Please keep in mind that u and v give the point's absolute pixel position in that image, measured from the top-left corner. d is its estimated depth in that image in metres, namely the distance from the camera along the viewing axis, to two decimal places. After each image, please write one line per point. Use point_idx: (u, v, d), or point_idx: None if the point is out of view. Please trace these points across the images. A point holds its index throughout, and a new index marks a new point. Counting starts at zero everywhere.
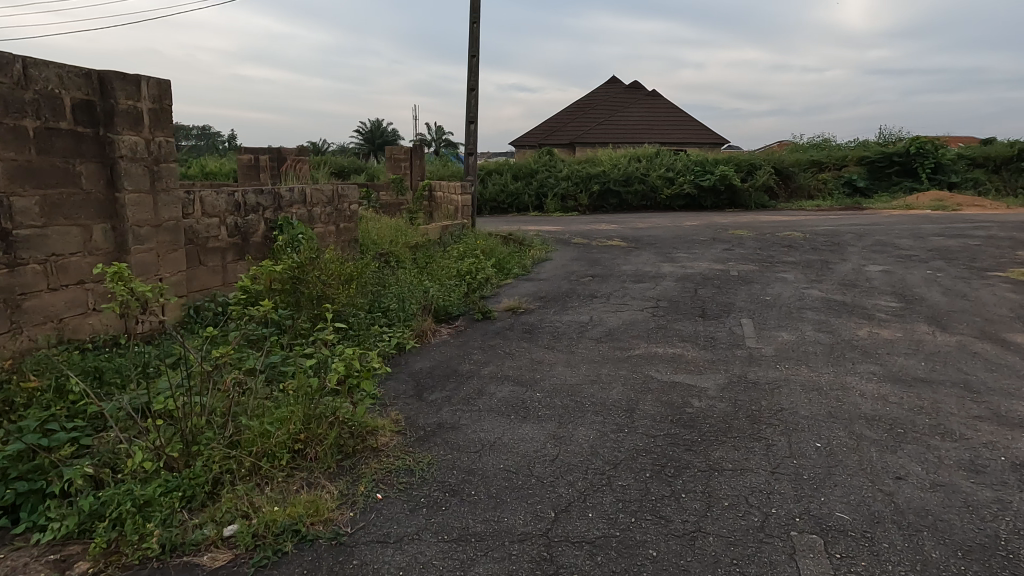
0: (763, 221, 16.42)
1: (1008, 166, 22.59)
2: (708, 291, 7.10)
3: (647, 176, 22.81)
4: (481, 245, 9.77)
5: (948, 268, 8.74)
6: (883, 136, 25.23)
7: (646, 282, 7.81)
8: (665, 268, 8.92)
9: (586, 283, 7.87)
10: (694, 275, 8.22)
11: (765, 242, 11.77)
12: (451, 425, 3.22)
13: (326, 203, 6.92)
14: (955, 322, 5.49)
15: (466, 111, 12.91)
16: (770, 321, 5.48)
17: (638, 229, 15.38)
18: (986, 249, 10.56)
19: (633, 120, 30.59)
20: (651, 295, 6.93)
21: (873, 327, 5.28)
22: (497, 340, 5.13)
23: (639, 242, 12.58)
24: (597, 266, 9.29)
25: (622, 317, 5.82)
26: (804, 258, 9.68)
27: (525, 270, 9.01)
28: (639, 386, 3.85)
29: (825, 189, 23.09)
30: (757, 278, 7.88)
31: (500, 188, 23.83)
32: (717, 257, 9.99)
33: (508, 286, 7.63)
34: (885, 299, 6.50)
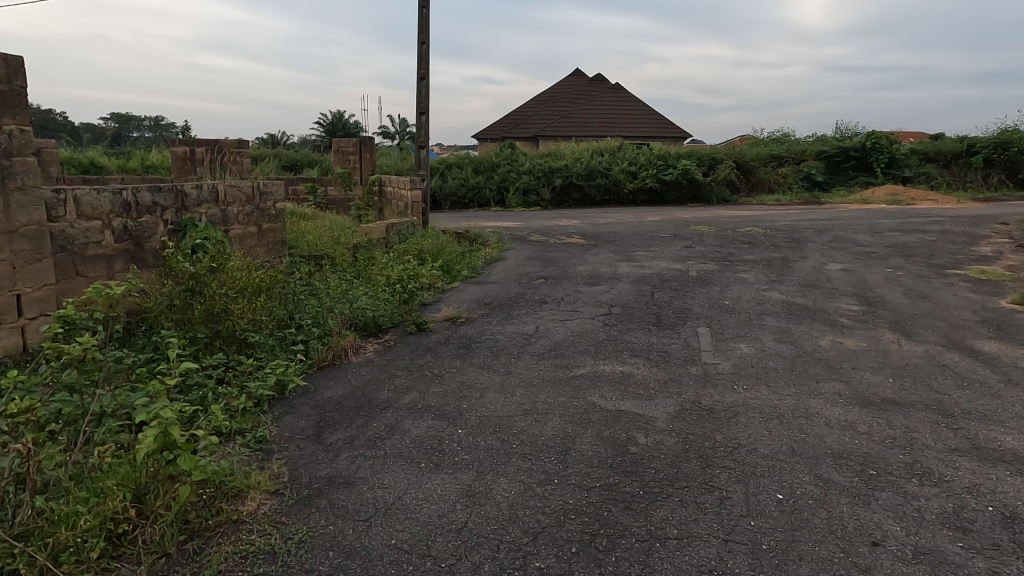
0: (724, 216, 16.24)
1: (958, 161, 23.12)
2: (664, 294, 6.67)
3: (610, 170, 22.48)
4: (429, 245, 9.12)
5: (907, 265, 8.57)
6: (840, 131, 25.53)
7: (600, 284, 7.33)
8: (622, 268, 8.49)
9: (537, 285, 7.35)
10: (652, 276, 7.80)
11: (725, 238, 11.51)
12: (344, 480, 2.64)
13: (243, 202, 6.19)
14: (920, 328, 5.18)
15: (416, 101, 12.20)
16: (728, 330, 5.06)
17: (599, 226, 14.97)
18: (942, 245, 10.50)
19: (597, 113, 30.28)
20: (604, 299, 6.46)
21: (836, 336, 4.91)
22: (427, 358, 4.54)
23: (599, 239, 12.15)
24: (552, 266, 8.79)
25: (571, 327, 5.32)
26: (764, 256, 9.39)
27: (475, 272, 8.43)
28: (579, 417, 3.33)
29: (785, 183, 23.20)
30: (716, 279, 7.51)
31: (460, 182, 23.16)
32: (676, 255, 9.62)
33: (453, 291, 7.06)
34: (847, 302, 6.18)
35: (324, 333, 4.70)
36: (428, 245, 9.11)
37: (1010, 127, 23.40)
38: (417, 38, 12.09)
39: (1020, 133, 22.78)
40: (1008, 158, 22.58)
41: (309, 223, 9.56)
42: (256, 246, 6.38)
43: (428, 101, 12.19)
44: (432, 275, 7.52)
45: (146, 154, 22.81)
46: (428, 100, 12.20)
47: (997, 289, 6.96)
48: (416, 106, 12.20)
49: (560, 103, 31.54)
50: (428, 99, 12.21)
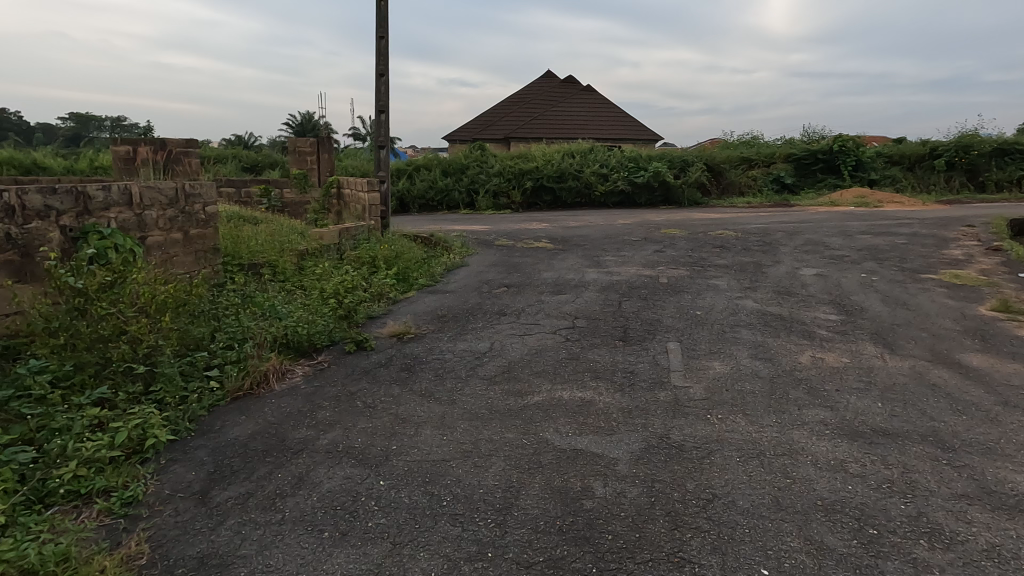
0: (695, 219, 16.00)
1: (921, 164, 23.47)
2: (633, 304, 6.22)
3: (581, 172, 22.14)
4: (384, 252, 8.51)
5: (881, 270, 8.34)
6: (808, 134, 25.72)
7: (565, 293, 6.85)
8: (589, 275, 8.02)
9: (496, 295, 6.82)
10: (620, 283, 7.35)
11: (697, 242, 11.18)
12: (219, 563, 2.09)
13: (163, 206, 5.54)
14: (902, 340, 4.82)
15: (375, 99, 11.56)
16: (700, 346, 4.61)
17: (569, 229, 14.53)
18: (914, 248, 10.35)
19: (568, 115, 29.98)
20: (568, 310, 5.98)
21: (816, 351, 4.51)
22: (361, 384, 3.97)
23: (567, 243, 11.70)
24: (516, 273, 8.28)
25: (529, 344, 4.81)
26: (736, 261, 9.05)
27: (432, 280, 7.86)
28: (528, 459, 2.83)
29: (755, 185, 23.20)
30: (688, 286, 7.11)
31: (428, 185, 22.53)
32: (646, 260, 9.22)
33: (406, 302, 6.50)
34: (824, 311, 5.83)
35: (243, 355, 4.08)
36: (384, 252, 8.49)
37: (970, 131, 23.87)
38: (376, 32, 11.47)
39: (980, 137, 23.26)
40: (969, 161, 22.99)
41: (252, 228, 8.81)
42: (180, 254, 5.72)
43: (387, 99, 11.57)
44: (383, 286, 6.94)
45: (95, 154, 21.62)
46: (387, 97, 11.58)
47: (974, 295, 6.72)
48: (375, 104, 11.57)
49: (531, 105, 31.14)
50: (387, 96, 11.59)
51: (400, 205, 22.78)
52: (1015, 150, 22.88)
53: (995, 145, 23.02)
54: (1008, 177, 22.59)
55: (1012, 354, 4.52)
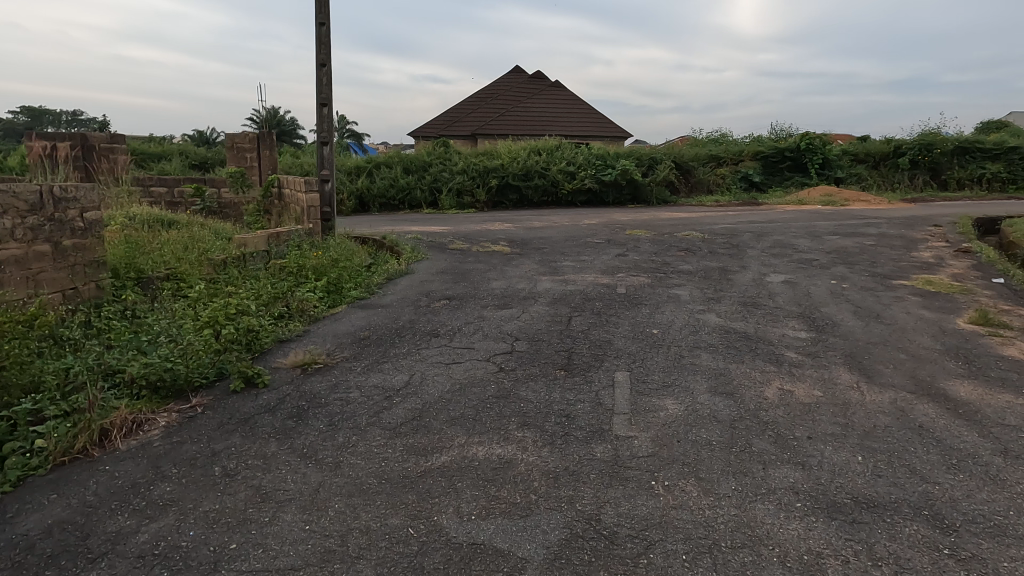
0: (662, 219, 15.49)
1: (886, 162, 23.51)
2: (585, 320, 5.55)
3: (548, 170, 21.50)
4: (316, 260, 7.65)
5: (851, 275, 7.87)
6: (775, 131, 25.59)
7: (511, 308, 6.15)
8: (542, 284, 7.34)
9: (434, 310, 6.08)
10: (574, 294, 6.70)
11: (661, 245, 10.62)
12: None
13: (22, 213, 4.65)
14: (879, 365, 4.25)
15: (316, 91, 10.65)
16: (652, 377, 3.96)
17: (531, 230, 13.84)
18: (883, 250, 9.97)
19: (536, 111, 29.32)
20: (510, 329, 5.28)
21: (784, 382, 3.90)
22: (232, 439, 3.18)
23: (526, 246, 11.01)
24: (463, 282, 7.55)
25: (454, 376, 4.08)
26: (700, 266, 8.47)
27: (369, 293, 7.06)
28: (408, 564, 2.11)
29: (723, 183, 22.90)
30: (646, 297, 6.48)
31: (389, 183, 21.59)
32: (606, 266, 8.58)
33: (328, 322, 5.71)
34: (792, 327, 5.25)
35: (85, 404, 3.26)
36: (316, 260, 7.63)
37: (933, 130, 24.03)
38: (316, 17, 10.54)
39: (943, 135, 23.40)
40: (932, 159, 23.12)
41: (165, 236, 7.81)
42: (49, 271, 4.84)
43: (329, 91, 10.69)
44: (304, 303, 6.14)
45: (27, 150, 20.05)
46: (330, 89, 10.68)
47: (950, 304, 6.25)
48: (317, 96, 10.66)
49: (498, 100, 30.35)
50: (330, 88, 10.70)
51: (360, 204, 21.78)
52: (975, 148, 23.11)
53: (957, 144, 23.20)
54: (969, 175, 22.77)
55: (1001, 381, 3.98)
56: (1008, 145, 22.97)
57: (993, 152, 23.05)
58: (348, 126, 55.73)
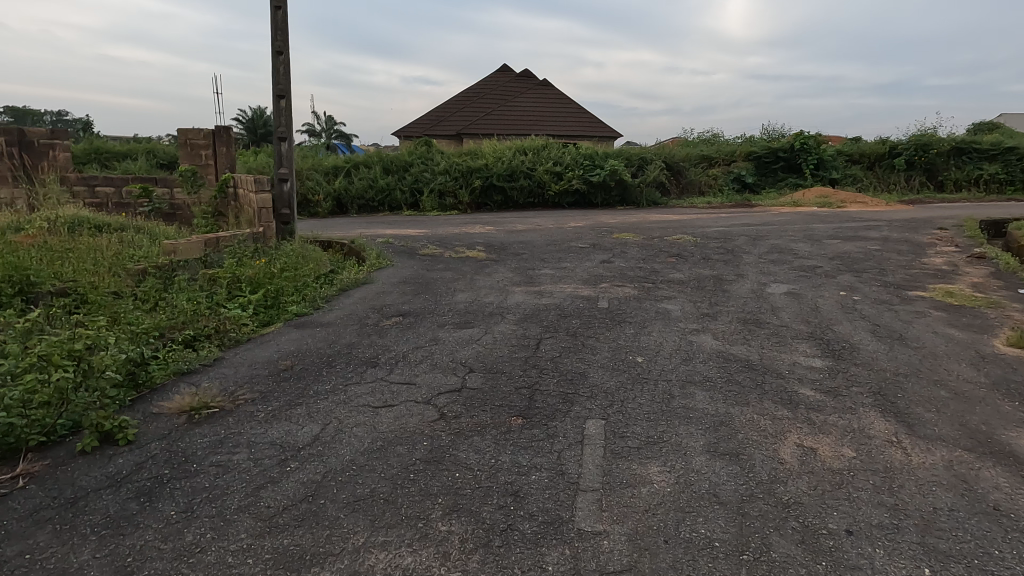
0: (652, 222, 14.69)
1: (881, 162, 22.89)
2: (558, 343, 4.66)
3: (534, 170, 20.63)
4: (257, 269, 6.70)
5: (860, 285, 7.04)
6: (767, 131, 24.86)
7: (473, 326, 5.25)
8: (513, 296, 6.46)
9: (382, 331, 5.16)
10: (549, 309, 5.80)
11: (650, 250, 9.78)
12: None
13: None
14: (918, 408, 3.40)
15: (272, 81, 9.69)
16: (633, 427, 3.07)
17: (512, 233, 12.93)
18: (889, 256, 9.18)
19: (523, 110, 28.49)
20: (466, 355, 4.37)
21: (803, 435, 3.03)
22: (36, 538, 2.25)
23: (504, 252, 10.12)
24: (424, 294, 6.65)
25: (380, 426, 3.17)
26: (692, 275, 7.61)
27: (314, 306, 6.14)
28: None
29: (716, 185, 22.14)
30: (631, 313, 5.60)
31: (368, 183, 20.65)
32: (588, 275, 7.71)
33: (251, 346, 4.77)
34: (803, 352, 4.39)
35: None
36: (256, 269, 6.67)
37: (929, 130, 23.43)
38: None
39: (939, 135, 22.80)
40: (928, 159, 22.51)
41: (84, 242, 6.82)
42: None
43: (287, 82, 9.74)
44: (227, 324, 5.21)
45: None
46: (287, 80, 9.73)
47: (979, 321, 5.43)
48: (273, 87, 9.70)
49: (484, 99, 29.44)
50: (288, 78, 9.75)
51: (338, 205, 20.78)
52: (972, 149, 22.50)
53: (953, 144, 22.59)
54: (966, 176, 22.17)
55: None
56: (1005, 146, 22.39)
57: (990, 153, 22.44)
58: (334, 126, 54.60)
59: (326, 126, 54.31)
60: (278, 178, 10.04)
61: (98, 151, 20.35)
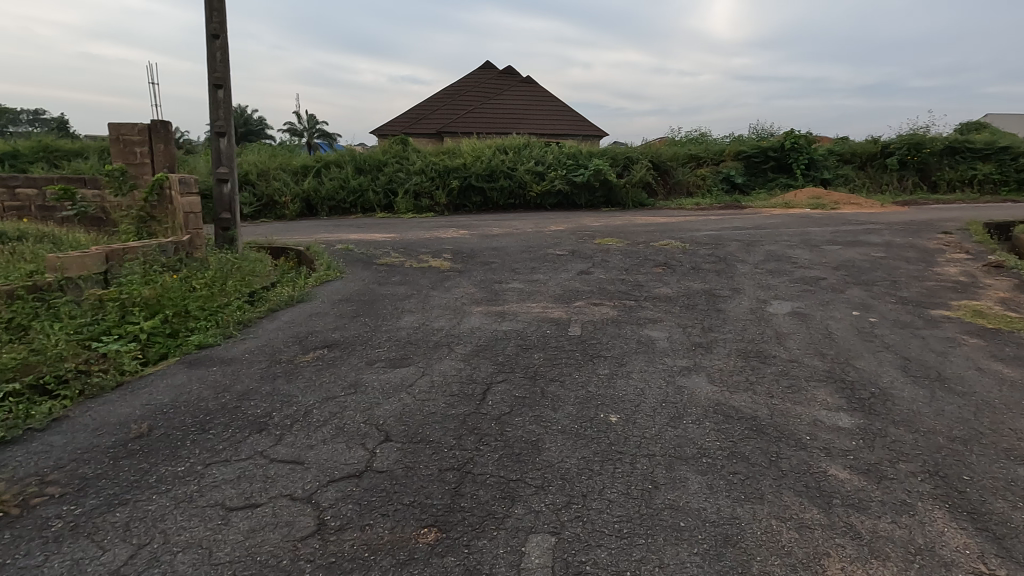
0: (637, 225, 13.74)
1: (873, 162, 22.18)
2: (511, 391, 3.63)
3: (515, 170, 19.62)
4: (160, 287, 5.57)
5: (874, 302, 6.10)
6: (757, 130, 24.08)
7: (409, 363, 4.21)
8: (469, 320, 5.42)
9: (293, 371, 4.10)
10: (507, 339, 4.78)
11: (635, 258, 8.80)
12: None
13: None
14: (998, 503, 2.42)
15: (208, 68, 8.56)
16: (594, 554, 2.07)
17: (485, 239, 11.91)
18: (897, 264, 8.28)
19: (505, 108, 27.46)
20: (386, 412, 3.33)
21: (846, 564, 2.04)
22: None
23: (471, 260, 9.09)
24: (364, 317, 5.59)
25: (219, 552, 2.13)
26: (680, 290, 6.63)
27: (224, 334, 5.05)
28: None
29: (704, 185, 21.27)
30: (607, 344, 4.59)
31: (339, 183, 19.46)
32: (562, 290, 6.70)
33: (115, 397, 3.68)
34: (823, 405, 3.40)
35: None
36: (162, 288, 5.56)
37: (921, 129, 22.74)
38: None
39: (932, 134, 22.10)
40: (921, 159, 21.79)
41: None
42: None
43: (225, 69, 8.61)
44: (93, 366, 4.09)
45: None
46: (224, 67, 8.61)
47: None
48: (209, 75, 8.57)
49: (465, 96, 28.31)
50: (225, 65, 8.63)
51: (307, 207, 19.59)
52: (966, 148, 21.83)
53: (946, 143, 21.89)
54: (960, 176, 21.51)
55: None
56: (999, 145, 21.75)
57: (984, 152, 21.77)
58: (314, 124, 53.15)
59: (307, 125, 52.89)
60: (216, 178, 8.89)
61: (46, 149, 18.94)
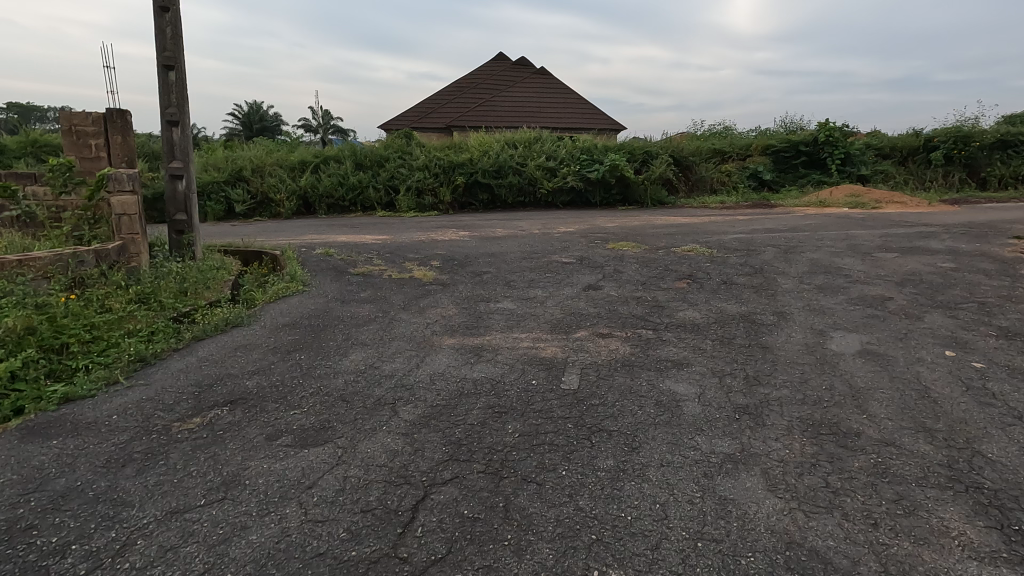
0: (657, 226, 12.35)
1: (915, 157, 20.38)
2: (457, 503, 2.34)
3: (524, 166, 18.29)
4: (46, 314, 4.37)
5: (969, 335, 4.65)
6: (786, 123, 22.41)
7: (325, 440, 2.92)
8: (433, 360, 4.11)
9: (156, 451, 2.84)
10: (476, 395, 3.47)
11: (653, 268, 7.44)
12: None
13: None
14: None
15: (157, 47, 7.39)
16: None
17: (484, 242, 10.58)
18: (976, 279, 6.79)
19: (518, 100, 26.11)
20: (247, 555, 2.05)
21: None
22: None
23: (461, 270, 7.78)
24: (301, 353, 4.34)
25: None
26: (710, 315, 5.26)
27: (108, 381, 3.82)
28: None
29: (729, 182, 19.71)
30: (611, 407, 3.26)
31: (338, 180, 18.30)
32: (562, 313, 5.37)
33: None
34: (968, 553, 2.05)
35: None
36: (49, 316, 4.36)
37: (970, 120, 20.82)
38: None
39: (982, 126, 20.18)
40: (969, 153, 19.87)
41: None
42: None
43: (176, 48, 7.44)
44: None
45: None
46: (176, 44, 7.44)
47: None
48: (158, 54, 7.40)
49: (476, 88, 27.01)
50: (177, 43, 7.45)
51: (305, 204, 18.50)
52: (1019, 141, 19.90)
53: (997, 136, 19.98)
54: (1013, 172, 19.58)
55: None
56: None
57: None
58: (328, 120, 52.37)
59: (320, 121, 52.06)
60: (169, 173, 7.76)
61: (35, 145, 18.14)
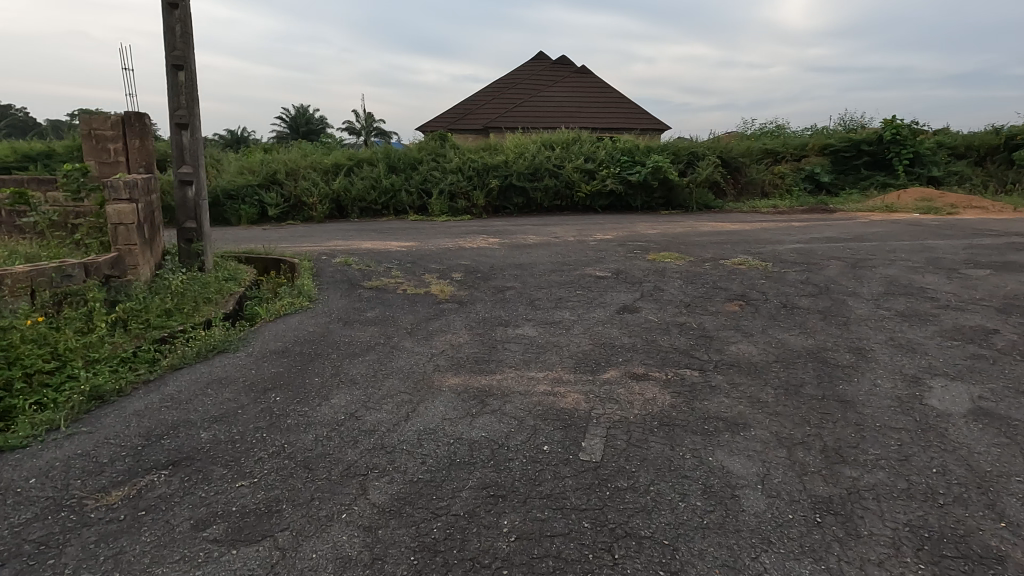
0: (703, 234, 11.31)
1: (994, 158, 18.48)
2: None
3: (561, 168, 17.49)
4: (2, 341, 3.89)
5: None
6: (846, 120, 20.78)
7: (263, 534, 2.25)
8: (427, 409, 3.38)
9: (51, 544, 2.23)
10: (470, 465, 2.73)
11: (700, 286, 6.52)
12: None
13: None
14: None
15: (166, 46, 7.00)
16: None
17: (514, 251, 9.85)
18: None
19: (557, 100, 25.29)
20: None
21: None
22: None
23: (483, 285, 7.06)
24: (278, 392, 3.69)
25: None
26: (771, 351, 4.34)
27: (49, 427, 3.26)
28: None
29: (782, 184, 18.33)
30: (644, 495, 2.45)
31: (370, 183, 17.92)
32: (590, 345, 4.55)
33: None
34: None
35: None
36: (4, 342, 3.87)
37: None
38: None
39: None
40: None
41: None
42: None
43: (186, 46, 7.03)
44: None
45: None
46: (186, 42, 7.03)
47: None
48: (167, 54, 7.00)
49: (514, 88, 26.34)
50: (187, 41, 7.04)
51: (337, 207, 18.21)
52: None
53: None
54: None
55: None
56: None
57: None
58: (370, 123, 52.83)
59: (362, 123, 52.57)
60: (178, 179, 7.36)
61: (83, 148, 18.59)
